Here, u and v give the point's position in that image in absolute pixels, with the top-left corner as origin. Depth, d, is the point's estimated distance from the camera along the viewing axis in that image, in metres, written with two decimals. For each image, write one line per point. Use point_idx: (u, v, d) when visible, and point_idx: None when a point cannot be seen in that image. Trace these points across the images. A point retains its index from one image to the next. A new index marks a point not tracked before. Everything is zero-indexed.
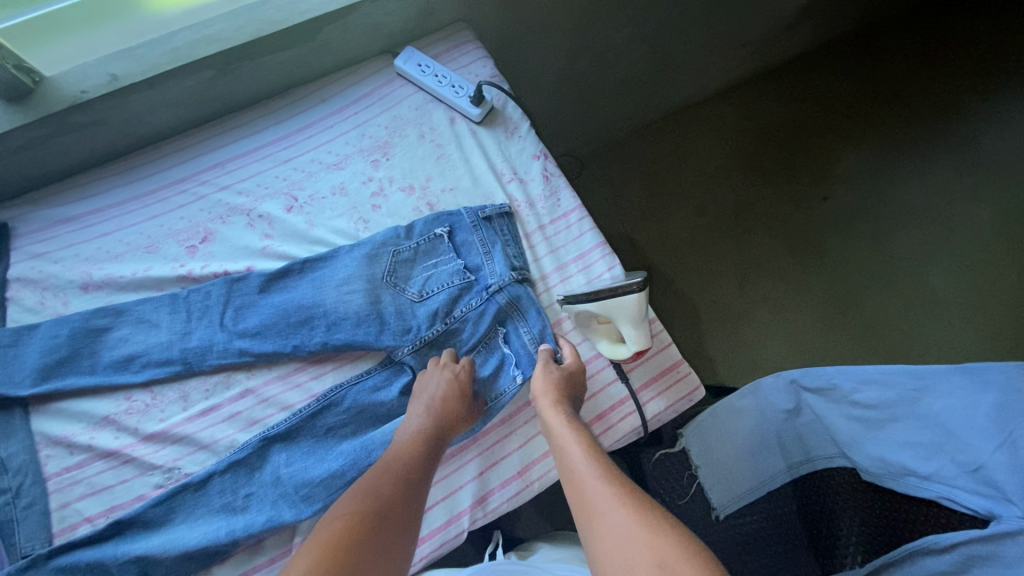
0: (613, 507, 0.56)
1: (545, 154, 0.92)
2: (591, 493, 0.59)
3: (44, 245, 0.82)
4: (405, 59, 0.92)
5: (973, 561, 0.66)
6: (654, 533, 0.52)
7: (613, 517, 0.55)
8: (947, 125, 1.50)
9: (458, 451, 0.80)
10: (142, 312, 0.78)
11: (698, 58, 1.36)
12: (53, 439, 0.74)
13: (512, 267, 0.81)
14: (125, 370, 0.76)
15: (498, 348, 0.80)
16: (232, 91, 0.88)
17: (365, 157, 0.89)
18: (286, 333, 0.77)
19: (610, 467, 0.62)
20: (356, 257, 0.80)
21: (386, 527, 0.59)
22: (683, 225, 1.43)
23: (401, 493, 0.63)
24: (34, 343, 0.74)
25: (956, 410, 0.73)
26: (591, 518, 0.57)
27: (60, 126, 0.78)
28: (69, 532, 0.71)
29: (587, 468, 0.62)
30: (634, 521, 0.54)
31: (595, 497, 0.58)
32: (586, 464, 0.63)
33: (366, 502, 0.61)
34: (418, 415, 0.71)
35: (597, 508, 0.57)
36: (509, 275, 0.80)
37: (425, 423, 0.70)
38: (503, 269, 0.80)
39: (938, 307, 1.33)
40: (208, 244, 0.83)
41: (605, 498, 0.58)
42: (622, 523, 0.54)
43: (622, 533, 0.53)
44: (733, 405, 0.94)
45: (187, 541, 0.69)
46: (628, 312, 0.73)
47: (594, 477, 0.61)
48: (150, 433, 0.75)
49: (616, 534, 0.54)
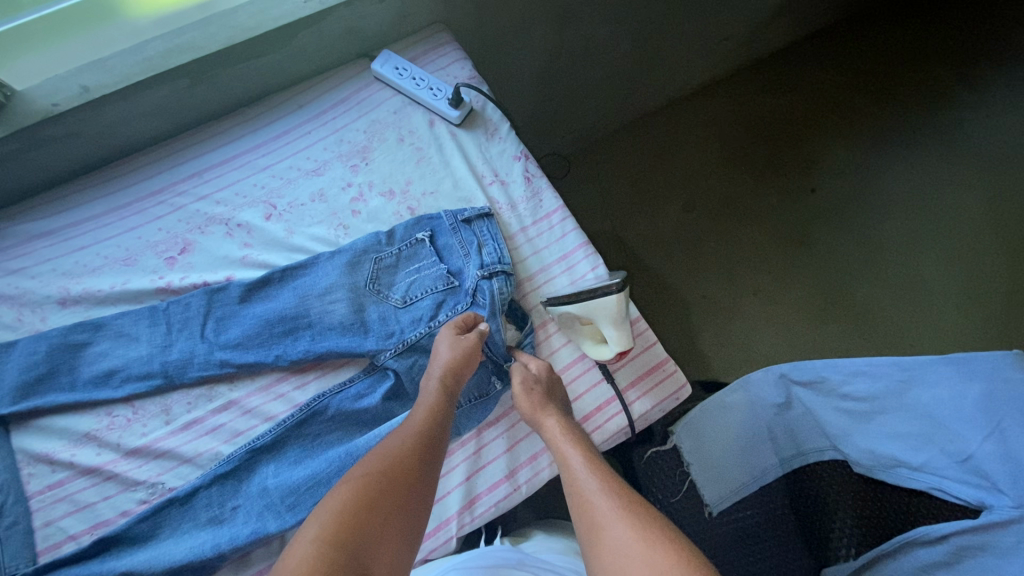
0: (611, 520, 0.56)
1: (525, 154, 0.91)
2: (589, 505, 0.59)
3: (21, 260, 0.81)
4: (382, 63, 0.91)
5: (967, 550, 0.66)
6: (655, 551, 0.51)
7: (611, 530, 0.55)
8: (932, 113, 1.50)
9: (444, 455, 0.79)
10: (122, 325, 0.77)
11: (681, 53, 1.36)
12: (34, 457, 0.73)
13: (482, 265, 0.79)
14: (106, 385, 0.75)
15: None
16: (208, 99, 0.87)
17: (344, 162, 0.88)
18: (268, 343, 0.77)
19: (609, 476, 0.61)
20: (338, 264, 0.80)
21: (399, 491, 0.58)
22: (670, 221, 1.42)
23: (418, 456, 0.61)
24: (12, 361, 0.74)
25: (943, 401, 0.73)
26: (590, 532, 0.57)
27: (34, 139, 0.77)
28: (54, 550, 0.70)
29: (586, 477, 0.62)
30: (633, 535, 0.53)
31: (593, 509, 0.58)
32: (585, 472, 0.62)
33: (381, 463, 0.59)
34: (435, 372, 0.70)
35: (597, 520, 0.57)
36: (477, 274, 0.78)
37: (440, 382, 0.69)
38: (473, 270, 0.79)
39: (928, 296, 1.33)
40: (187, 255, 0.83)
41: (604, 510, 0.57)
42: (621, 538, 0.54)
43: (620, 549, 0.53)
44: (722, 401, 0.93)
45: (173, 557, 0.68)
46: (610, 312, 0.73)
47: (592, 488, 0.60)
48: (132, 448, 0.74)
49: (616, 546, 0.53)
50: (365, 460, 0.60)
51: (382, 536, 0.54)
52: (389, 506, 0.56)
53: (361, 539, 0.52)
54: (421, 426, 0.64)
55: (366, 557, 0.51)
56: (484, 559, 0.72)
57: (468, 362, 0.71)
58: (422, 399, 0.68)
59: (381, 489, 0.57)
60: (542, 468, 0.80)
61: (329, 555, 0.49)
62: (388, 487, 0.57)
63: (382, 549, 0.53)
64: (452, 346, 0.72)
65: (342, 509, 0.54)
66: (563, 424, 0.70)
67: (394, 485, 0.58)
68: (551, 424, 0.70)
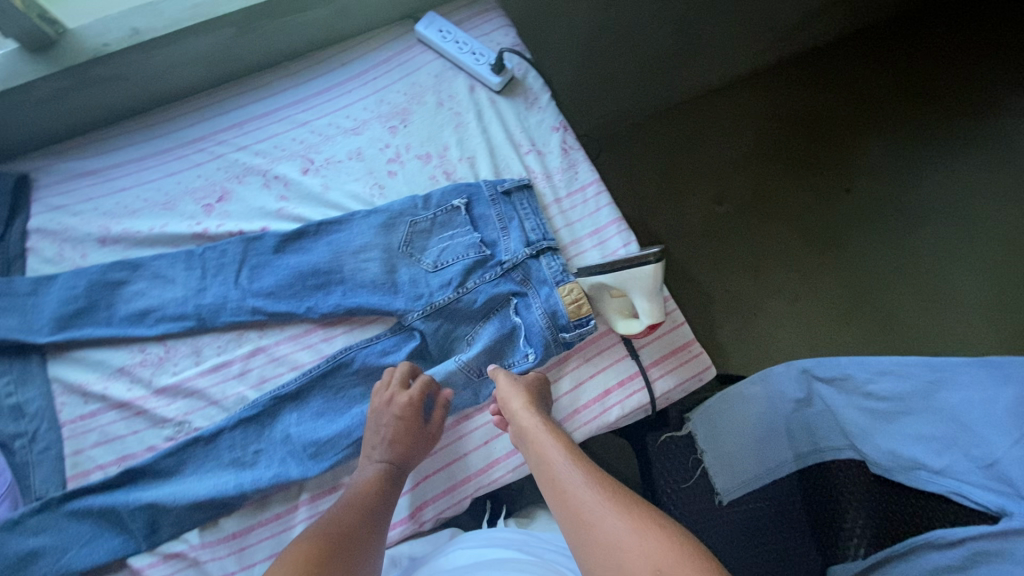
0: (601, 513, 0.55)
1: (564, 126, 0.90)
2: (576, 501, 0.58)
3: (62, 197, 0.83)
4: (427, 25, 0.91)
5: (981, 556, 0.66)
6: (648, 541, 0.51)
7: (604, 524, 0.54)
8: (979, 118, 1.45)
9: (452, 425, 0.80)
10: (159, 267, 0.79)
11: (726, 37, 1.33)
12: (68, 387, 0.75)
13: (527, 243, 0.80)
14: (141, 323, 0.77)
15: (509, 320, 0.79)
16: (253, 51, 0.87)
17: (383, 123, 0.88)
18: (301, 295, 0.78)
19: (592, 470, 0.61)
20: (373, 223, 0.81)
21: (344, 546, 0.59)
22: (699, 211, 1.41)
23: (367, 521, 0.63)
24: (53, 293, 0.76)
25: (973, 404, 0.73)
26: (578, 527, 0.56)
27: (83, 78, 0.79)
28: (82, 478, 0.72)
29: (569, 472, 0.61)
30: (626, 527, 0.53)
31: (581, 505, 0.57)
32: (567, 466, 0.62)
33: (325, 525, 0.60)
34: (372, 456, 0.70)
35: (584, 515, 0.56)
36: (523, 251, 0.79)
37: (381, 461, 0.70)
38: (518, 246, 0.80)
39: (957, 305, 1.30)
40: (224, 203, 0.84)
41: (593, 504, 0.57)
42: (613, 529, 0.54)
43: (614, 543, 0.53)
44: (741, 392, 0.94)
45: (196, 493, 0.70)
46: (645, 283, 0.70)
47: (575, 483, 0.59)
48: (162, 386, 0.76)
49: (609, 538, 0.53)
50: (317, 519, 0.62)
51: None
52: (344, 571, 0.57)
53: None
54: (359, 495, 0.66)
55: None
56: (488, 538, 0.72)
57: (413, 446, 0.71)
58: (362, 474, 0.69)
59: (335, 543, 0.58)
60: None
61: None
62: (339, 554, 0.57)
63: None
64: (396, 423, 0.71)
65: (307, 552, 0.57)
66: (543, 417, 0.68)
67: (349, 543, 0.59)
68: (528, 423, 0.68)
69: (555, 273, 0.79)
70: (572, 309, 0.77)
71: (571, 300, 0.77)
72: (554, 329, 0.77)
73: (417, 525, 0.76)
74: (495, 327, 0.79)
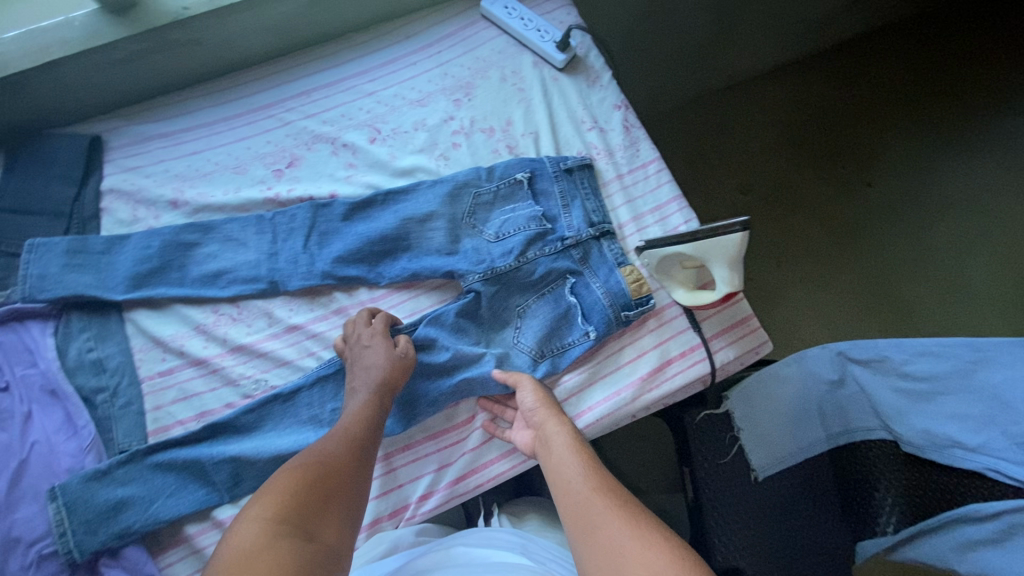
0: (607, 520, 0.55)
1: (625, 104, 0.92)
2: (585, 505, 0.57)
3: (135, 159, 0.84)
4: (492, 2, 0.93)
5: (1017, 528, 0.62)
6: (650, 549, 0.50)
7: (609, 531, 0.53)
8: (999, 114, 1.47)
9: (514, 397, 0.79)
10: (230, 231, 0.80)
11: (762, 27, 1.37)
12: (147, 343, 0.76)
13: (590, 223, 0.82)
14: (212, 285, 0.78)
15: (564, 299, 0.80)
16: (322, 21, 0.89)
17: (448, 96, 0.90)
18: (369, 260, 0.81)
19: (605, 479, 0.61)
20: (438, 193, 0.82)
21: (325, 474, 0.58)
22: (727, 200, 1.43)
23: (353, 452, 0.62)
24: (127, 252, 0.77)
25: (1016, 383, 0.69)
26: (583, 532, 0.55)
27: (160, 42, 0.79)
28: (163, 433, 0.74)
29: (581, 480, 0.61)
30: (630, 536, 0.52)
31: (590, 510, 0.56)
32: (582, 473, 0.62)
33: (314, 454, 0.60)
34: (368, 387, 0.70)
35: (592, 520, 0.55)
36: (586, 231, 0.82)
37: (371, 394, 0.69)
38: (581, 224, 0.82)
39: (969, 293, 1.33)
40: (294, 168, 0.85)
41: (600, 510, 0.56)
42: (617, 538, 0.53)
43: (616, 551, 0.51)
44: (776, 372, 0.86)
45: (276, 446, 0.72)
46: (727, 252, 0.72)
47: (588, 489, 0.59)
48: (238, 345, 0.77)
49: (612, 545, 0.52)
50: (307, 449, 0.61)
51: (336, 521, 0.55)
52: (328, 508, 0.56)
53: (304, 517, 0.53)
54: (352, 424, 0.65)
55: (310, 528, 0.52)
56: (488, 539, 0.70)
57: (398, 375, 0.72)
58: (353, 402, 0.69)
59: (319, 476, 0.58)
60: (622, 404, 0.79)
61: (273, 529, 0.51)
62: (321, 487, 0.57)
63: (328, 522, 0.54)
64: (375, 350, 0.73)
65: (290, 487, 0.55)
66: (569, 430, 0.69)
67: (331, 475, 0.59)
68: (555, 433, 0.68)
69: (616, 255, 0.82)
70: (633, 288, 0.80)
71: (632, 280, 0.80)
72: (616, 309, 0.79)
73: (484, 483, 0.77)
74: (550, 307, 0.80)
